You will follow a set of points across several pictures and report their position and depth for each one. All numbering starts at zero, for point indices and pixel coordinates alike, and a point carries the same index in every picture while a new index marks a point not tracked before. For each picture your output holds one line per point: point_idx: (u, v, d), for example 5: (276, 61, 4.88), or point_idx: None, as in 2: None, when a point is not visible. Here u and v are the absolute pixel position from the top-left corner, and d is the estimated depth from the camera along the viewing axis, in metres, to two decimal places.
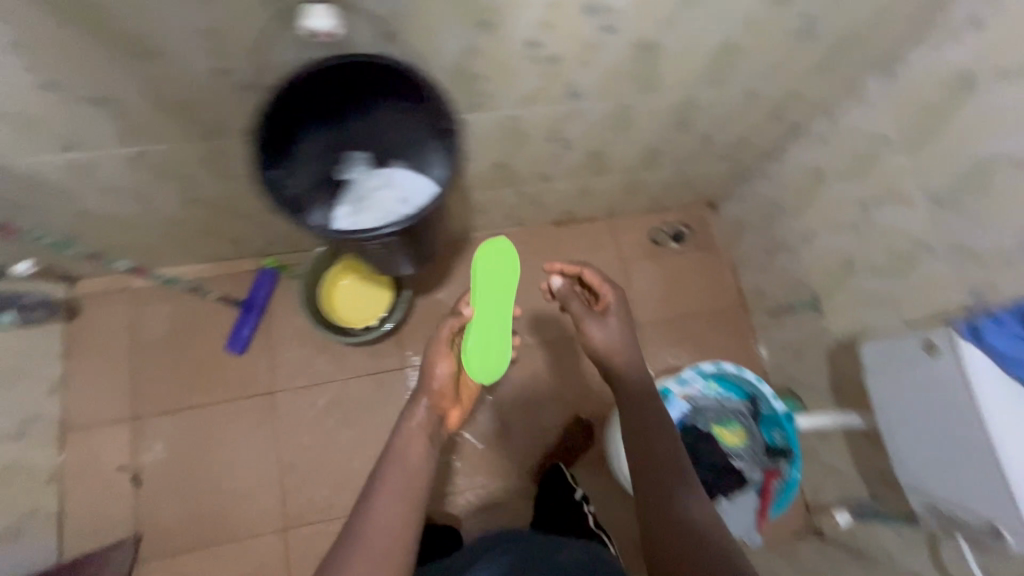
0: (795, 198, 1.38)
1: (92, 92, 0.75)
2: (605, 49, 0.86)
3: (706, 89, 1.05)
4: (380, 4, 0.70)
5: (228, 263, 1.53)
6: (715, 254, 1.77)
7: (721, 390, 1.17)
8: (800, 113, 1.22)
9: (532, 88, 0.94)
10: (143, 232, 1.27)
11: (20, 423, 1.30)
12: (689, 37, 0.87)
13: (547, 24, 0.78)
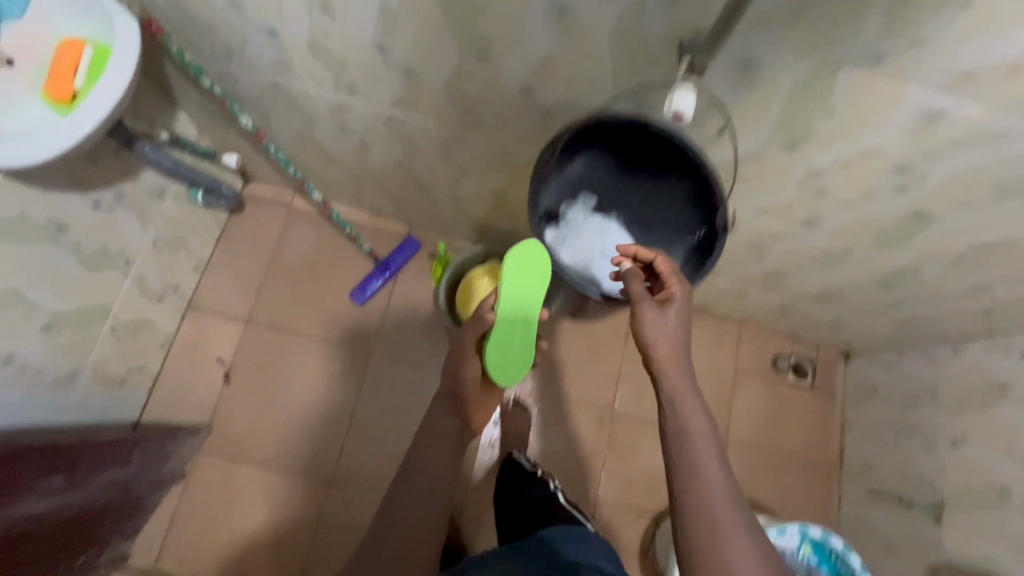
0: (957, 397, 1.29)
1: (409, 63, 0.80)
2: (886, 201, 0.81)
3: (939, 268, 0.99)
4: (718, 97, 0.68)
5: (381, 219, 1.59)
6: (832, 405, 1.66)
7: (815, 560, 1.10)
8: (1011, 322, 1.13)
9: (782, 199, 0.90)
10: (339, 169, 1.34)
11: (164, 288, 1.40)
12: (968, 223, 0.82)
13: (854, 160, 0.74)
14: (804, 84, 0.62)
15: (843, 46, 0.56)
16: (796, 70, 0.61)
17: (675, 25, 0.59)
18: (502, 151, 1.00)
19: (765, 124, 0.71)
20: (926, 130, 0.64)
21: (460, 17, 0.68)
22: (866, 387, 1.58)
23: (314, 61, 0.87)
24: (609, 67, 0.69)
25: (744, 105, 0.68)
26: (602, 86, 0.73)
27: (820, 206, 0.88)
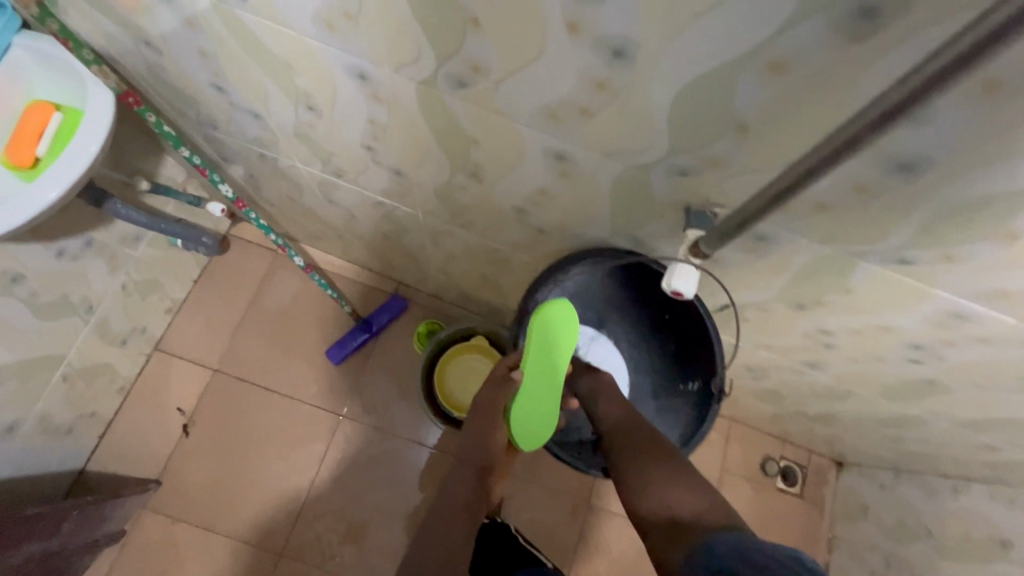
0: (954, 541, 1.18)
1: (396, 164, 0.74)
2: (899, 366, 0.74)
3: (949, 423, 0.91)
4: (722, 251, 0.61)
5: (366, 275, 1.52)
6: (821, 519, 1.55)
7: None
8: (1021, 477, 1.04)
9: (785, 341, 0.83)
10: (326, 227, 1.28)
11: (129, 330, 1.32)
12: (987, 395, 0.73)
13: (868, 328, 0.67)
14: (820, 257, 0.56)
15: (867, 244, 0.50)
16: (813, 249, 0.54)
17: (684, 191, 0.52)
18: (493, 249, 0.93)
19: (774, 284, 0.65)
20: (953, 319, 0.57)
21: (453, 141, 0.62)
22: (857, 505, 1.48)
23: (301, 145, 0.82)
24: (610, 209, 0.62)
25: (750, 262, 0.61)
26: (602, 222, 0.67)
27: (825, 352, 0.80)
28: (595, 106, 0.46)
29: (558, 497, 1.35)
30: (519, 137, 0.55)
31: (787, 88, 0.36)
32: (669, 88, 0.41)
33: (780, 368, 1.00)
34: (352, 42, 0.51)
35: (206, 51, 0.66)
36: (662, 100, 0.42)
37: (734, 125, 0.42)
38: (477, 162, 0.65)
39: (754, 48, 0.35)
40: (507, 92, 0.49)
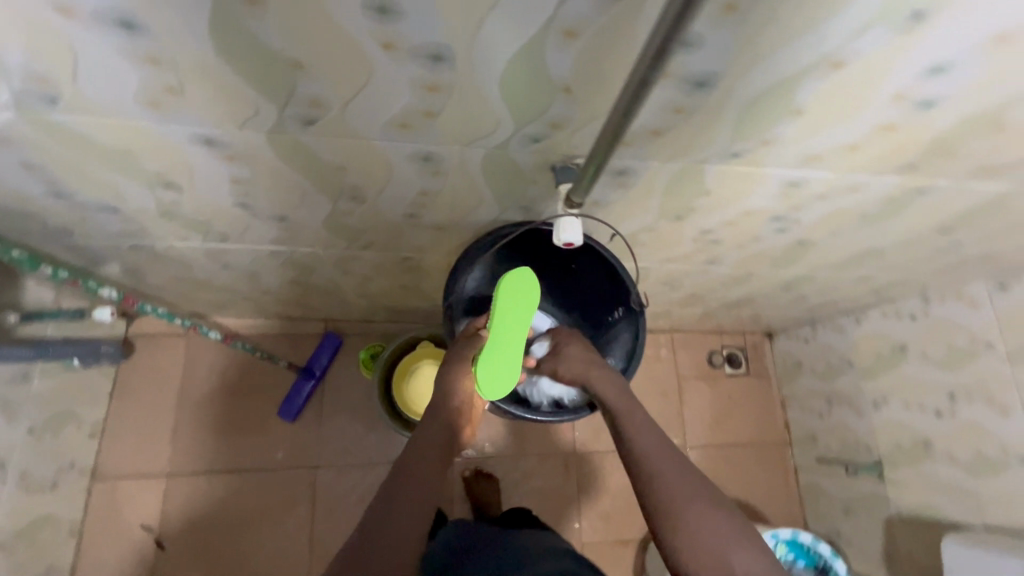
0: (868, 362, 1.37)
1: (276, 211, 0.74)
2: (772, 238, 0.86)
3: (830, 270, 1.05)
4: (600, 195, 0.68)
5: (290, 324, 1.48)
6: (769, 386, 1.73)
7: (791, 558, 1.17)
8: (897, 292, 1.22)
9: (682, 251, 0.93)
10: (230, 294, 1.23)
11: (55, 472, 1.22)
12: (846, 236, 0.86)
13: (737, 217, 0.77)
14: (677, 174, 0.63)
15: (703, 151, 0.58)
16: (666, 168, 0.62)
17: (544, 154, 0.58)
18: (402, 257, 0.95)
19: (649, 206, 0.72)
20: (794, 185, 0.67)
21: (324, 172, 0.63)
22: (790, 363, 1.67)
23: (171, 223, 0.79)
24: (489, 190, 0.67)
25: (625, 196, 0.69)
26: (488, 202, 0.71)
27: (715, 246, 0.90)
28: (437, 106, 0.49)
29: (545, 459, 1.42)
30: (382, 151, 0.58)
31: (586, 47, 0.41)
32: (493, 74, 0.45)
33: (689, 276, 1.10)
34: (184, 113, 0.51)
35: (29, 164, 0.62)
36: (491, 85, 0.46)
37: (558, 89, 0.47)
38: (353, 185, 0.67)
39: (545, 22, 0.39)
40: (353, 117, 0.51)
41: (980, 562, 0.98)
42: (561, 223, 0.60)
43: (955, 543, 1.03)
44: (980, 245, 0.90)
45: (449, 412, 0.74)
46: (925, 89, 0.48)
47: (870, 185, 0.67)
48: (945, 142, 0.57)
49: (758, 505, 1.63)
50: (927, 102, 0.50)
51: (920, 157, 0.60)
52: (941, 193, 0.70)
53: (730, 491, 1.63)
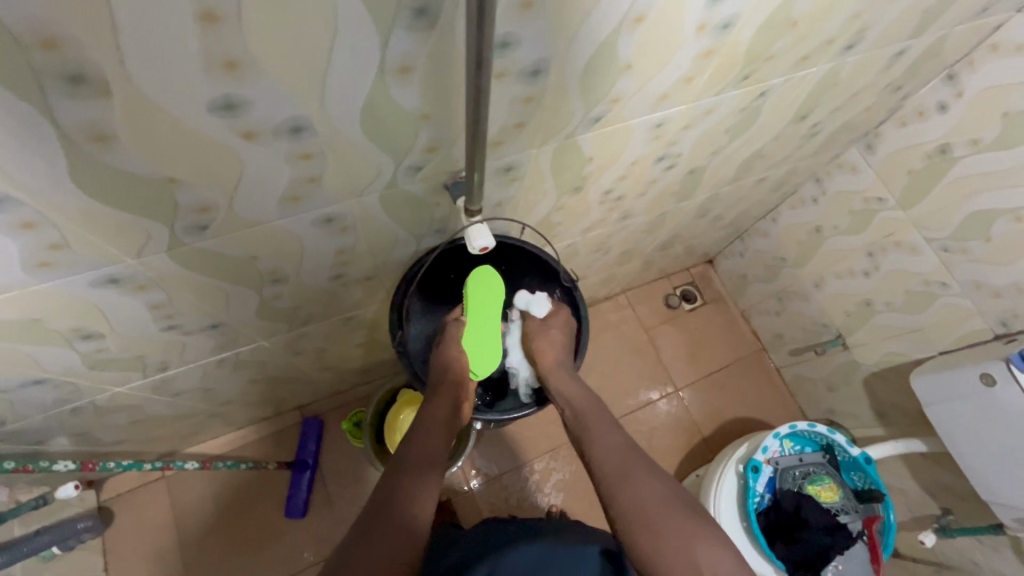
0: (794, 252, 1.47)
1: (206, 320, 0.74)
2: (665, 177, 0.93)
3: (729, 184, 1.15)
4: (499, 199, 0.73)
5: (266, 425, 1.46)
6: (726, 305, 1.84)
7: (797, 448, 1.26)
8: (792, 183, 1.33)
9: (598, 217, 0.98)
10: (192, 420, 1.19)
11: None
12: (725, 150, 0.94)
13: (626, 171, 0.84)
14: (557, 151, 0.68)
15: (569, 126, 0.63)
16: (544, 150, 0.67)
17: (430, 177, 0.61)
18: (347, 318, 0.96)
19: (548, 189, 0.77)
20: (659, 125, 0.74)
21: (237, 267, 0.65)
22: (735, 278, 1.77)
23: (106, 372, 0.77)
24: (398, 226, 0.70)
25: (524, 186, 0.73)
26: (403, 238, 0.74)
27: (623, 200, 0.97)
28: (316, 171, 0.52)
29: (557, 452, 1.45)
30: (285, 229, 0.60)
31: (423, 77, 0.45)
32: (353, 127, 0.48)
33: (615, 236, 1.16)
34: (78, 263, 0.51)
35: None
36: (355, 136, 0.49)
37: (417, 119, 0.50)
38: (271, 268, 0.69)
39: (378, 68, 0.43)
40: (243, 206, 0.53)
41: (947, 383, 1.08)
42: (471, 231, 0.63)
43: (925, 374, 1.13)
44: (835, 118, 1.01)
45: (449, 394, 0.77)
46: (718, 13, 0.55)
47: (720, 103, 0.75)
48: (759, 47, 0.64)
49: (758, 414, 1.73)
50: (726, 23, 0.57)
51: (747, 66, 0.67)
52: (780, 87, 0.78)
53: (730, 412, 1.71)
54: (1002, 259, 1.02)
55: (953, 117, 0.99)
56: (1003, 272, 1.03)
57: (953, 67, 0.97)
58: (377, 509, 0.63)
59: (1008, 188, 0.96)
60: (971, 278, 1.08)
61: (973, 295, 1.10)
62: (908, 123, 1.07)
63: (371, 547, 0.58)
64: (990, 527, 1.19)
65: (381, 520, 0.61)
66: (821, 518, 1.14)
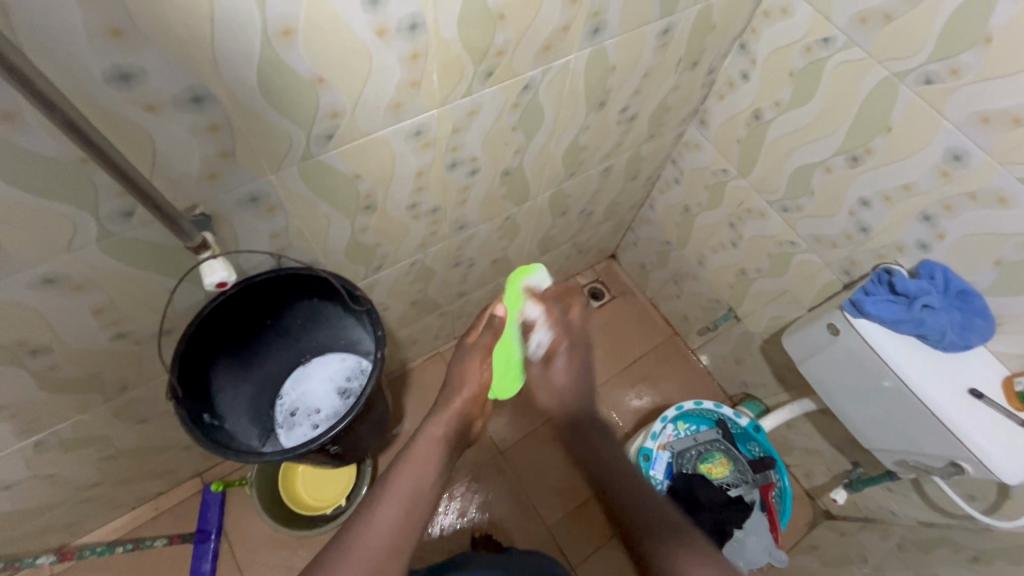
0: (675, 234, 1.51)
1: (74, 361, 0.72)
2: (477, 183, 0.90)
3: (568, 179, 1.12)
4: (272, 224, 0.70)
5: (162, 499, 1.32)
6: (634, 296, 1.89)
7: (691, 428, 1.26)
8: (652, 167, 1.34)
9: (425, 232, 0.93)
10: (61, 507, 1.08)
11: None
12: (533, 146, 0.91)
13: (420, 179, 0.79)
14: (416, 142, 0.72)
15: (369, 86, 0.59)
16: (376, 115, 0.63)
17: (260, 169, 0.61)
18: None
19: (367, 173, 0.71)
20: (492, 71, 0.69)
21: (24, 330, 0.62)
22: (635, 269, 1.83)
23: None
24: (244, 232, 0.68)
25: (348, 148, 0.65)
26: (255, 234, 0.70)
27: (475, 184, 0.90)
28: (129, 199, 0.55)
29: (476, 473, 1.43)
30: (72, 265, 0.58)
31: (172, 109, 0.50)
32: (126, 120, 0.48)
33: (468, 247, 1.12)
34: None
35: None
36: (121, 138, 0.49)
37: (187, 100, 0.50)
38: (92, 307, 0.66)
39: (123, 102, 0.47)
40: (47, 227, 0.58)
41: (803, 340, 1.08)
42: (210, 265, 0.59)
43: (792, 333, 1.11)
44: (641, 101, 1.01)
45: (456, 409, 0.74)
46: (393, 16, 0.53)
47: (482, 102, 0.73)
48: (543, 13, 0.66)
49: (674, 400, 1.75)
50: (411, 24, 0.55)
51: (479, 64, 0.66)
52: (542, 80, 0.77)
53: (652, 401, 1.74)
54: (829, 210, 1.03)
55: (755, 83, 1.03)
56: (833, 221, 1.04)
57: (742, 37, 1.02)
58: (402, 482, 0.65)
59: (820, 139, 0.97)
60: (811, 234, 1.09)
61: (818, 249, 1.10)
62: (725, 95, 1.11)
63: (399, 518, 0.62)
64: (887, 475, 1.23)
65: (412, 492, 0.65)
66: (711, 495, 1.14)
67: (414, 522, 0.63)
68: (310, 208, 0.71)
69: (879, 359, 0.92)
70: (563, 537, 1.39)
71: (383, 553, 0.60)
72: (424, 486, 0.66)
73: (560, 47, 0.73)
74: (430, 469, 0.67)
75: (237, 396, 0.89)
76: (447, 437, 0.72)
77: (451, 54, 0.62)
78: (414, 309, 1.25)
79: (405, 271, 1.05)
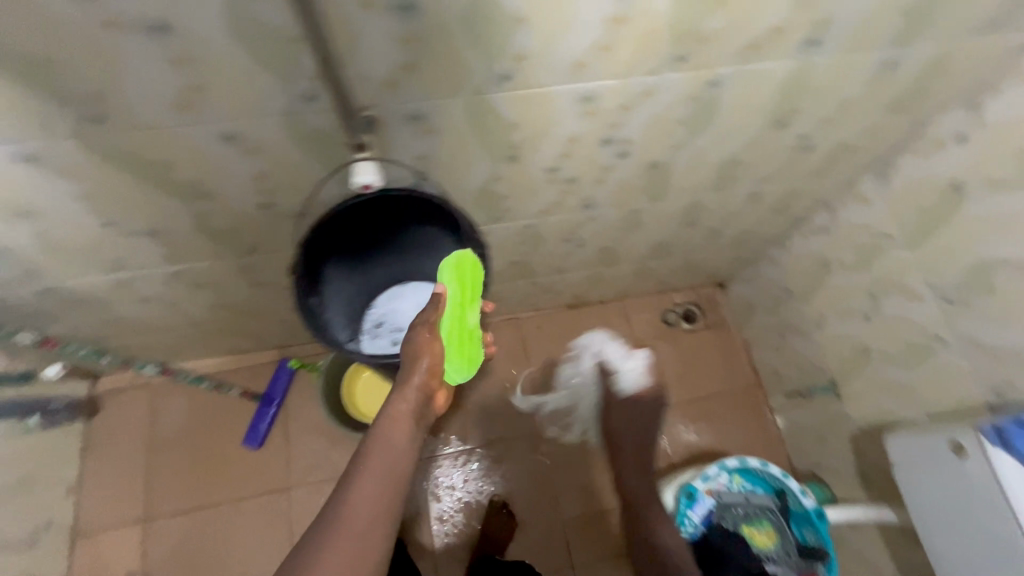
0: (801, 284, 1.37)
1: (228, 212, 0.80)
2: (622, 167, 0.87)
3: (712, 192, 1.06)
4: (425, 147, 0.72)
5: (247, 356, 1.48)
6: (729, 334, 1.77)
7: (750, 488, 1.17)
8: (803, 208, 1.23)
9: (553, 199, 0.91)
10: (177, 332, 1.24)
11: (29, 533, 1.18)
12: (692, 147, 0.86)
13: (570, 146, 0.78)
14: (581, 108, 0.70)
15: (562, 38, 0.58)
16: (557, 68, 0.62)
17: (432, 88, 0.62)
18: None
19: (525, 125, 0.71)
20: (687, 57, 0.65)
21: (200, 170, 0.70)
22: (741, 307, 1.72)
23: (102, 234, 0.80)
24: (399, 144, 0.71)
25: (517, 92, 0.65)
26: (398, 153, 0.73)
27: (620, 167, 0.87)
28: (317, 83, 0.60)
29: (513, 444, 1.52)
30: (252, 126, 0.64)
31: (384, 9, 0.52)
32: (340, 8, 0.51)
33: (585, 226, 1.10)
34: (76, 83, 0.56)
35: None
36: (329, 23, 0.52)
37: (398, 6, 0.52)
38: (256, 171, 0.72)
39: None
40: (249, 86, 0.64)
41: (910, 449, 0.95)
42: (358, 165, 0.65)
43: (900, 437, 0.98)
44: (828, 134, 0.92)
45: (414, 392, 0.73)
46: None
47: (662, 87, 0.69)
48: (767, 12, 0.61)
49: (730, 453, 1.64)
50: None
51: (678, 44, 0.63)
52: (733, 80, 0.72)
53: (709, 443, 1.64)
54: (1005, 319, 0.89)
55: (970, 151, 0.89)
56: (1004, 332, 0.90)
57: (976, 94, 0.88)
58: (369, 471, 0.65)
59: None
60: (969, 334, 0.95)
61: (971, 354, 0.96)
62: (925, 153, 0.97)
63: (373, 502, 0.63)
64: None
65: (381, 470, 0.66)
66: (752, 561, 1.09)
67: (385, 504, 0.64)
68: (460, 142, 0.73)
69: (1005, 503, 0.79)
70: (573, 536, 1.44)
71: (366, 531, 0.61)
72: (393, 468, 0.67)
73: (770, 50, 0.68)
74: (398, 460, 0.68)
75: (340, 291, 0.95)
76: (406, 422, 0.71)
77: (654, 27, 0.59)
78: (511, 270, 1.26)
79: (518, 231, 1.06)
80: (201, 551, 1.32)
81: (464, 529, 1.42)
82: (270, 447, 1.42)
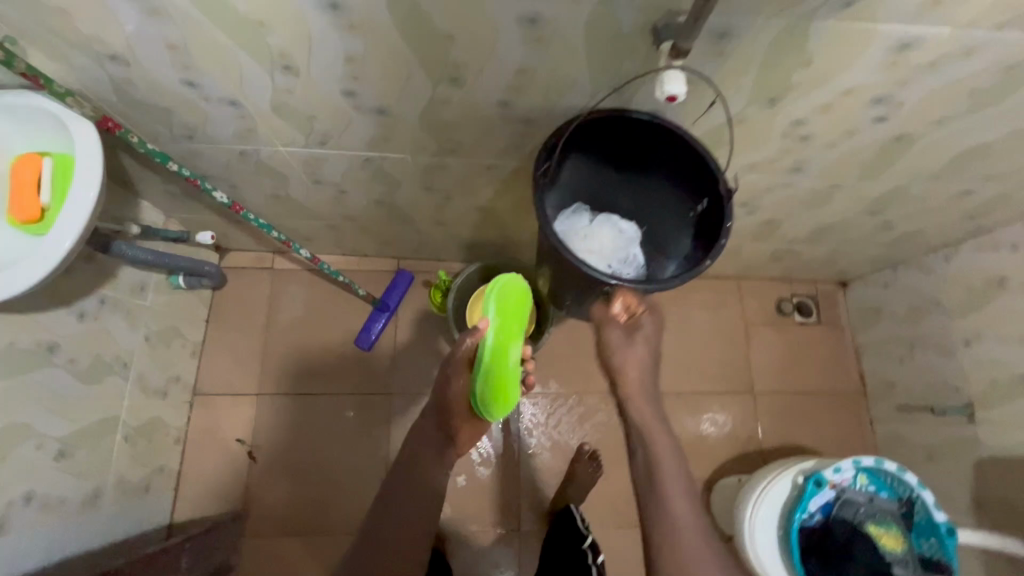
0: (956, 301, 1.35)
1: (376, 106, 0.81)
2: (797, 107, 0.77)
3: (892, 160, 0.93)
4: (585, 55, 0.67)
5: (364, 263, 1.60)
6: (841, 333, 1.71)
7: (870, 488, 1.11)
8: (994, 197, 1.08)
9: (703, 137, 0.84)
10: (316, 227, 1.35)
11: (165, 382, 1.35)
12: (893, 93, 0.74)
13: (744, 70, 0.69)
14: (773, 20, 0.61)
15: None
16: None
17: None
18: (482, 166, 0.99)
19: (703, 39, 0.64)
20: None
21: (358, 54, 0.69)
22: (868, 309, 1.64)
23: (279, 120, 0.86)
24: (562, 49, 0.67)
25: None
26: (590, 80, 0.72)
27: (794, 107, 0.77)
28: None
29: (607, 398, 1.60)
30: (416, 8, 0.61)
31: None
32: None
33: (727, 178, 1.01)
34: None
35: (172, 42, 0.70)
36: None
37: None
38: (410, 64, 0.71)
39: None
40: None
41: None
42: (670, 75, 0.64)
43: None
44: None
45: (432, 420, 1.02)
46: None
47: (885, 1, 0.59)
48: None
49: (811, 453, 1.60)
50: None
51: None
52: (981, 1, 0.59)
53: (804, 440, 1.63)
54: None
55: None
56: None
57: None
58: (414, 463, 0.99)
59: None
60: None
61: None
62: None
63: (407, 527, 0.91)
64: None
65: (413, 491, 0.96)
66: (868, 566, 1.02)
67: (409, 532, 0.91)
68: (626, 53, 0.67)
69: None
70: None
71: (411, 533, 0.91)
72: (429, 461, 0.99)
73: None
74: (425, 457, 1.00)
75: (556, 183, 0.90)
76: (435, 442, 1.01)
77: None
78: None
79: None
80: (303, 427, 1.49)
81: (547, 462, 1.53)
82: (377, 348, 1.55)
